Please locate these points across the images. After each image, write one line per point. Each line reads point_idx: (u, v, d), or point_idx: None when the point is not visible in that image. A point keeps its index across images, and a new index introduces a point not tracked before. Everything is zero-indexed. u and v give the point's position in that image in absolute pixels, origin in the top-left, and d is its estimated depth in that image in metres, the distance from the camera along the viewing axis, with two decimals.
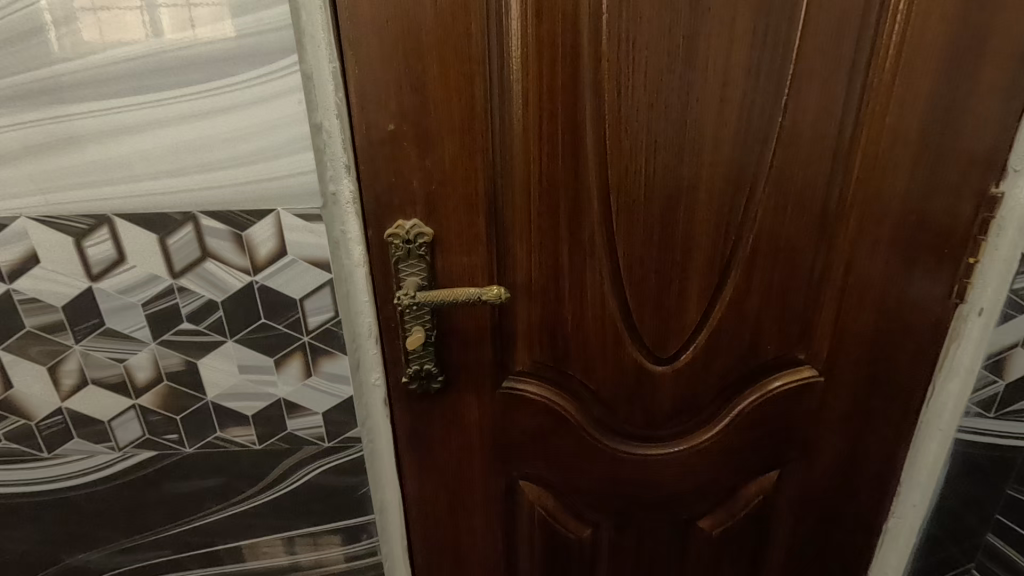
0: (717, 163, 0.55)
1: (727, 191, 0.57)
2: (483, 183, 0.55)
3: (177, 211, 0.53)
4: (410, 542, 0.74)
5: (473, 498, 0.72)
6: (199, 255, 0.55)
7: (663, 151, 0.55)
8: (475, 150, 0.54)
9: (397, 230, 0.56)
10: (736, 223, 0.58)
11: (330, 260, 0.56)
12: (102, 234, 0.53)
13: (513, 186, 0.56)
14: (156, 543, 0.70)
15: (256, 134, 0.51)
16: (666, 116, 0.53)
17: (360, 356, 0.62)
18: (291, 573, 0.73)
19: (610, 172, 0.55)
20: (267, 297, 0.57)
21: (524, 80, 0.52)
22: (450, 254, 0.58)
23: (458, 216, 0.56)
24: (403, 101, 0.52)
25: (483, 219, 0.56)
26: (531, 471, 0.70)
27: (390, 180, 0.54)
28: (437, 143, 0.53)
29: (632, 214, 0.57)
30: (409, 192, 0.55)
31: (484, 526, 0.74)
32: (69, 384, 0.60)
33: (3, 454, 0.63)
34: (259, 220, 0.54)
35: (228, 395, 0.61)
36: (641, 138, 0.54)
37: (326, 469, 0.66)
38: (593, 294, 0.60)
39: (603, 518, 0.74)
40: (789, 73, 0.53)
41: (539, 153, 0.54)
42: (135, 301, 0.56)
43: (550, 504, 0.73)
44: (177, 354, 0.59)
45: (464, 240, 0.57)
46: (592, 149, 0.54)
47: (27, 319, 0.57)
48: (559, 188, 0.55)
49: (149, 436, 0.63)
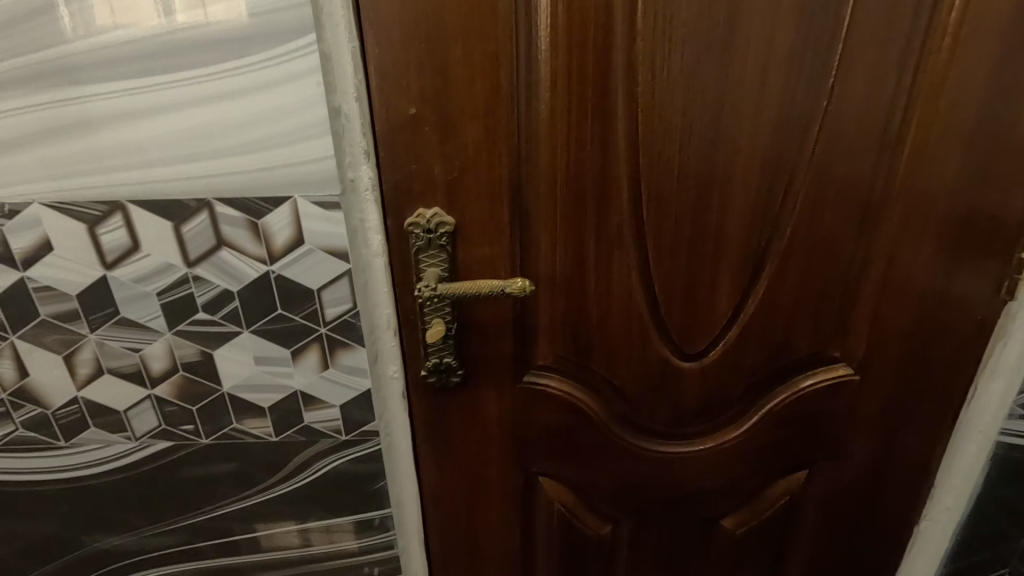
0: (755, 150, 0.52)
1: (764, 181, 0.54)
2: (507, 171, 0.53)
3: (192, 198, 0.51)
4: (426, 537, 0.73)
5: (491, 494, 0.70)
6: (214, 243, 0.53)
7: (698, 137, 0.52)
8: (500, 136, 0.51)
9: (417, 219, 0.54)
10: (772, 214, 0.55)
11: (349, 250, 0.54)
12: (115, 221, 0.52)
13: (539, 175, 0.53)
14: (173, 533, 0.69)
15: (273, 117, 0.49)
16: (703, 101, 0.50)
17: (377, 348, 0.60)
18: (307, 564, 0.73)
19: (641, 161, 0.52)
20: (284, 288, 0.55)
21: (553, 62, 0.49)
22: (471, 244, 0.56)
23: (480, 205, 0.54)
24: (426, 83, 0.49)
25: (507, 208, 0.54)
26: (551, 467, 0.69)
27: (410, 167, 0.52)
28: (460, 128, 0.51)
29: (663, 204, 0.54)
30: (430, 180, 0.53)
31: (501, 522, 0.72)
32: (85, 373, 0.59)
33: (20, 442, 0.63)
34: (275, 208, 0.52)
35: (244, 387, 0.60)
36: (675, 124, 0.51)
37: (343, 462, 0.65)
38: (620, 287, 0.58)
39: (623, 515, 0.72)
40: (837, 54, 0.49)
41: (567, 140, 0.52)
42: (150, 290, 0.55)
43: (569, 501, 0.72)
44: (193, 344, 0.58)
45: (487, 231, 0.55)
46: (623, 135, 0.52)
47: (42, 307, 0.56)
48: (587, 177, 0.53)
49: (164, 426, 0.63)
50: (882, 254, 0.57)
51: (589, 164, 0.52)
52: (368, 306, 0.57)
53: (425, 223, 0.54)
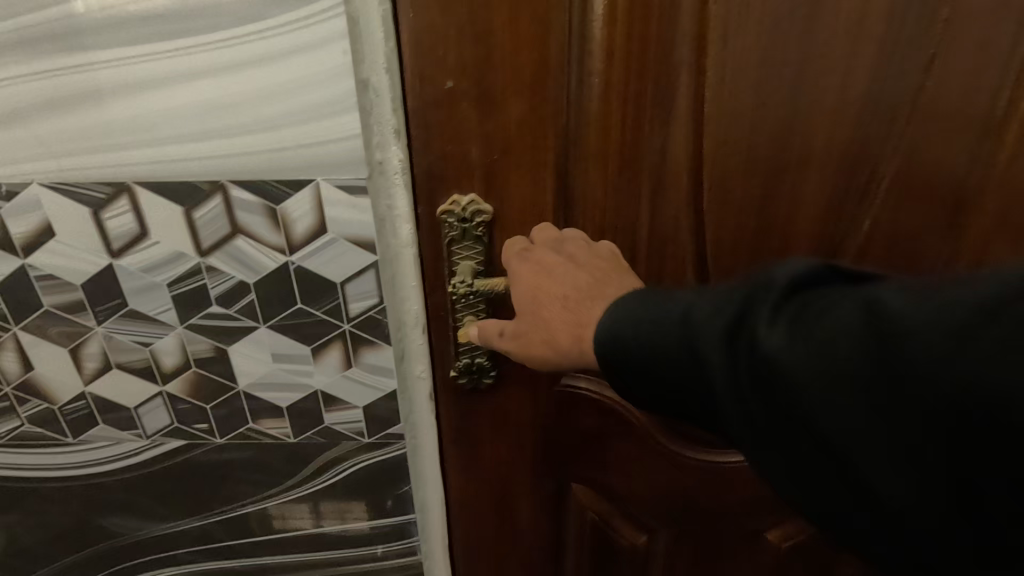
0: (835, 134, 0.46)
1: (843, 169, 0.47)
2: (553, 154, 0.47)
3: (204, 180, 0.46)
4: (450, 544, 0.69)
5: (521, 501, 0.66)
6: (228, 230, 0.48)
7: (772, 118, 0.45)
8: (547, 114, 0.46)
9: (451, 207, 0.49)
10: (848, 207, 0.49)
11: (376, 240, 0.49)
12: (121, 204, 0.47)
13: (588, 160, 0.48)
14: (189, 530, 0.67)
15: (293, 90, 0.43)
16: (781, 79, 0.44)
17: (404, 347, 0.55)
18: (327, 565, 0.70)
19: (705, 145, 0.47)
20: (304, 280, 0.50)
21: (610, 30, 0.43)
22: (511, 235, 0.50)
23: (522, 192, 0.49)
24: (465, 52, 0.43)
25: (551, 196, 0.49)
26: (585, 474, 0.64)
27: (446, 148, 0.47)
28: (502, 104, 0.45)
29: (726, 193, 0.48)
30: (467, 163, 0.47)
31: (531, 530, 0.68)
32: (92, 368, 0.55)
33: (27, 437, 0.60)
34: (295, 192, 0.47)
35: (261, 385, 0.56)
36: (746, 102, 0.45)
37: (365, 465, 0.61)
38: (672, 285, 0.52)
39: (661, 526, 0.67)
40: (945, 21, 0.42)
41: (622, 121, 0.46)
42: (160, 280, 0.50)
43: (604, 510, 0.67)
44: (206, 339, 0.53)
45: (528, 221, 0.50)
46: (686, 114, 0.45)
47: (45, 297, 0.51)
48: (642, 164, 0.47)
49: (177, 424, 0.59)
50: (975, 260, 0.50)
51: (646, 149, 0.47)
52: (395, 301, 0.52)
53: (460, 211, 0.49)
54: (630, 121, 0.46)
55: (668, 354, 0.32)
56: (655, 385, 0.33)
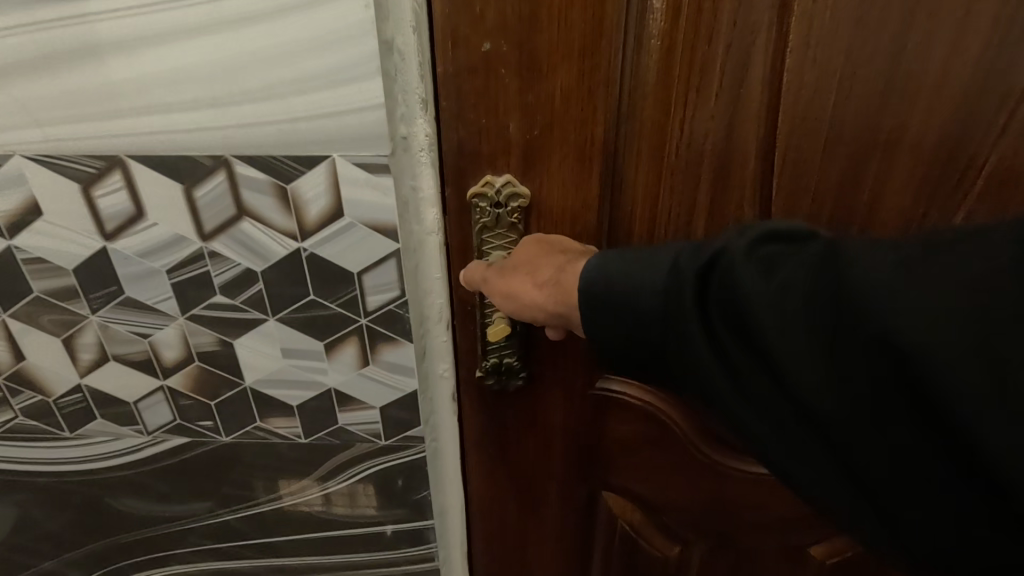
0: (936, 112, 0.39)
1: (940, 153, 0.40)
2: (602, 131, 0.41)
3: (205, 154, 0.41)
4: (470, 550, 0.65)
5: (546, 509, 0.61)
6: (233, 212, 0.43)
7: (860, 91, 0.39)
8: (597, 83, 0.39)
9: (483, 189, 0.43)
10: (941, 199, 0.42)
11: (398, 225, 0.43)
12: (114, 180, 0.42)
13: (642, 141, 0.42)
14: (195, 529, 0.63)
15: (306, 51, 0.37)
16: (876, 48, 0.37)
17: (426, 344, 0.50)
18: (339, 568, 0.66)
19: (778, 121, 0.40)
20: (318, 269, 0.45)
21: None
22: (549, 224, 0.45)
23: (564, 173, 0.43)
24: (506, 7, 0.37)
25: (597, 179, 0.43)
26: (618, 482, 0.59)
27: (480, 123, 0.41)
28: (546, 70, 0.39)
29: (797, 180, 0.42)
30: (503, 140, 0.41)
31: (556, 538, 0.64)
32: (88, 359, 0.51)
33: (21, 431, 0.56)
34: (308, 170, 0.41)
35: (270, 382, 0.51)
36: (831, 71, 0.38)
37: (381, 468, 0.57)
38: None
39: (696, 538, 0.63)
40: None
41: (684, 95, 0.40)
42: (159, 266, 0.45)
43: (636, 520, 0.62)
44: (210, 331, 0.49)
45: (570, 208, 0.44)
46: (760, 85, 0.39)
47: (34, 283, 0.47)
48: (705, 147, 0.41)
49: (180, 421, 0.54)
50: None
51: (710, 130, 0.41)
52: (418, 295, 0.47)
53: (494, 195, 0.43)
54: (693, 95, 0.39)
55: (636, 303, 0.35)
56: (629, 329, 0.35)
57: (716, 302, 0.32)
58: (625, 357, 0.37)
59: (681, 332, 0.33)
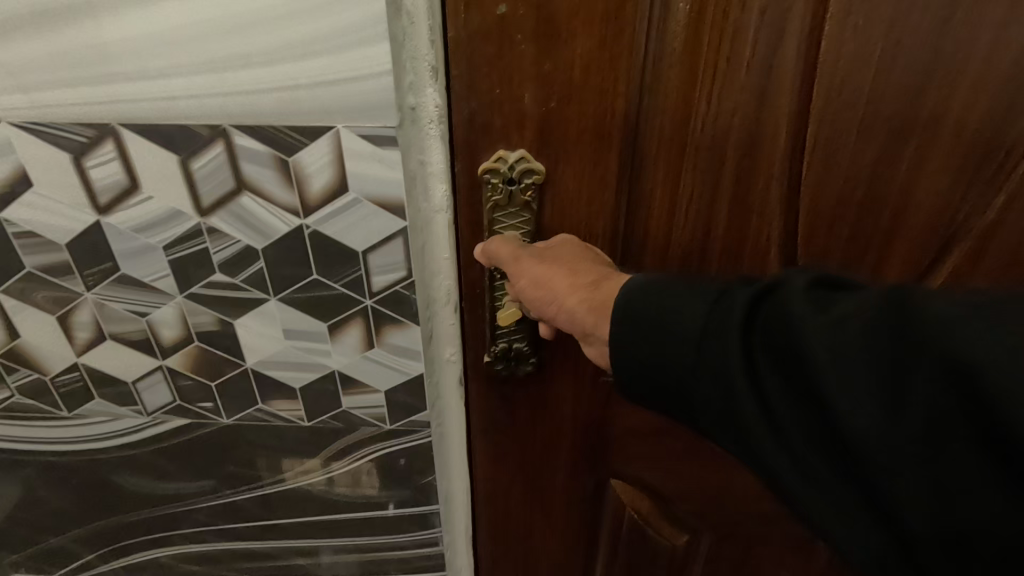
0: (984, 85, 0.36)
1: (985, 130, 0.38)
2: (623, 104, 0.38)
3: (202, 124, 0.38)
4: (473, 536, 0.64)
5: (553, 497, 0.60)
6: (232, 186, 0.41)
7: (903, 62, 0.36)
8: (619, 52, 0.37)
9: (496, 165, 0.40)
10: (983, 180, 0.40)
11: (406, 203, 0.41)
12: (107, 151, 0.40)
13: (665, 116, 0.39)
14: (198, 510, 0.62)
15: (310, 11, 0.35)
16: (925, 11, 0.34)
17: (433, 327, 0.48)
18: (343, 552, 0.65)
19: (813, 96, 0.38)
20: (321, 247, 0.43)
21: None
22: (566, 207, 0.43)
23: (582, 149, 0.40)
24: None
25: (617, 157, 0.40)
26: (627, 471, 0.58)
27: (493, 94, 0.38)
28: (565, 37, 0.36)
29: (830, 159, 0.40)
30: (518, 113, 0.39)
31: (561, 526, 0.63)
32: (85, 338, 0.49)
33: (19, 410, 0.54)
34: (311, 142, 0.39)
35: (272, 364, 0.50)
36: (873, 40, 0.36)
37: (386, 453, 0.55)
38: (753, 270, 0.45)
39: (705, 528, 0.61)
40: None
41: (715, 64, 0.37)
42: (156, 242, 0.44)
43: (644, 509, 0.61)
44: (209, 310, 0.47)
45: (588, 189, 0.42)
46: (794, 56, 0.36)
47: (27, 258, 0.45)
48: (734, 123, 0.39)
49: (180, 402, 0.53)
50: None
51: (740, 104, 0.38)
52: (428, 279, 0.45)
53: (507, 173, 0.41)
54: (724, 65, 0.37)
55: (676, 330, 0.31)
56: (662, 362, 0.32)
57: (767, 340, 0.29)
58: (649, 389, 0.33)
59: (722, 362, 0.30)
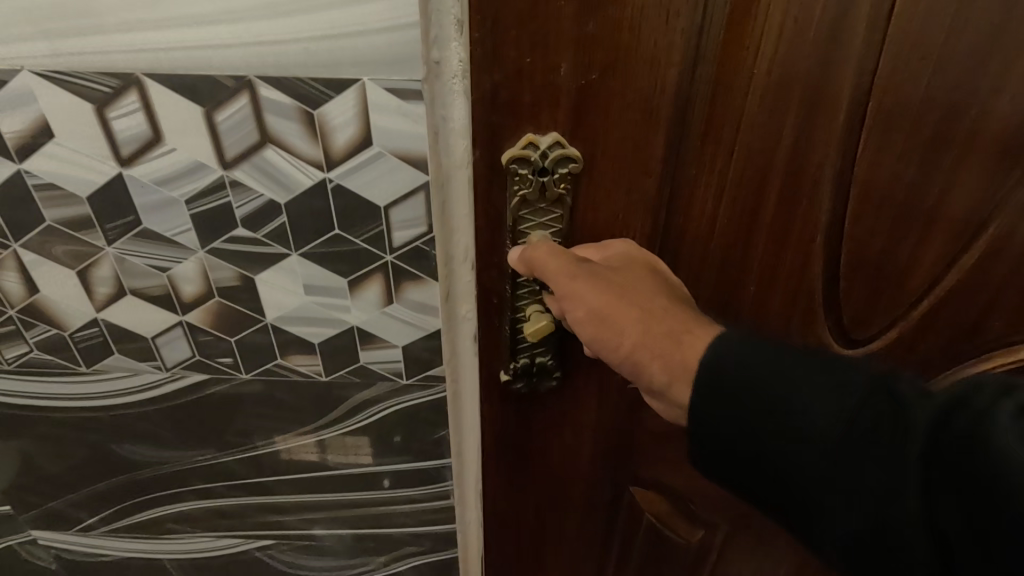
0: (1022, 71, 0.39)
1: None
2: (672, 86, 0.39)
3: (228, 75, 0.39)
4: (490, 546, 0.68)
5: (570, 503, 0.64)
6: (256, 138, 0.41)
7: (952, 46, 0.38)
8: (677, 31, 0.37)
9: (527, 155, 0.41)
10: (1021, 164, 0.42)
11: (429, 158, 0.42)
12: (131, 101, 0.40)
13: (719, 102, 0.40)
14: (213, 466, 0.64)
15: None
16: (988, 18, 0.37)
17: (450, 286, 0.49)
18: (355, 507, 0.67)
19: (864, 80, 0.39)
20: (343, 202, 0.44)
21: None
22: (598, 184, 0.44)
23: (627, 128, 0.41)
24: None
25: (663, 137, 0.42)
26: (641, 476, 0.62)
27: (522, 62, 0.38)
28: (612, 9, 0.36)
29: (879, 140, 0.41)
30: (553, 86, 0.39)
31: (578, 531, 0.67)
32: (104, 293, 0.50)
33: (36, 365, 0.55)
34: (337, 95, 0.39)
35: (292, 319, 0.51)
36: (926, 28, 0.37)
37: (402, 407, 0.57)
38: (795, 249, 0.47)
39: (719, 522, 0.66)
40: None
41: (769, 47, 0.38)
42: (178, 195, 0.44)
43: (657, 510, 0.65)
44: (230, 265, 0.48)
45: (622, 171, 0.43)
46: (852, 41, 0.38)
47: (47, 211, 0.45)
48: (788, 113, 0.40)
49: (199, 358, 0.54)
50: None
51: (792, 93, 0.40)
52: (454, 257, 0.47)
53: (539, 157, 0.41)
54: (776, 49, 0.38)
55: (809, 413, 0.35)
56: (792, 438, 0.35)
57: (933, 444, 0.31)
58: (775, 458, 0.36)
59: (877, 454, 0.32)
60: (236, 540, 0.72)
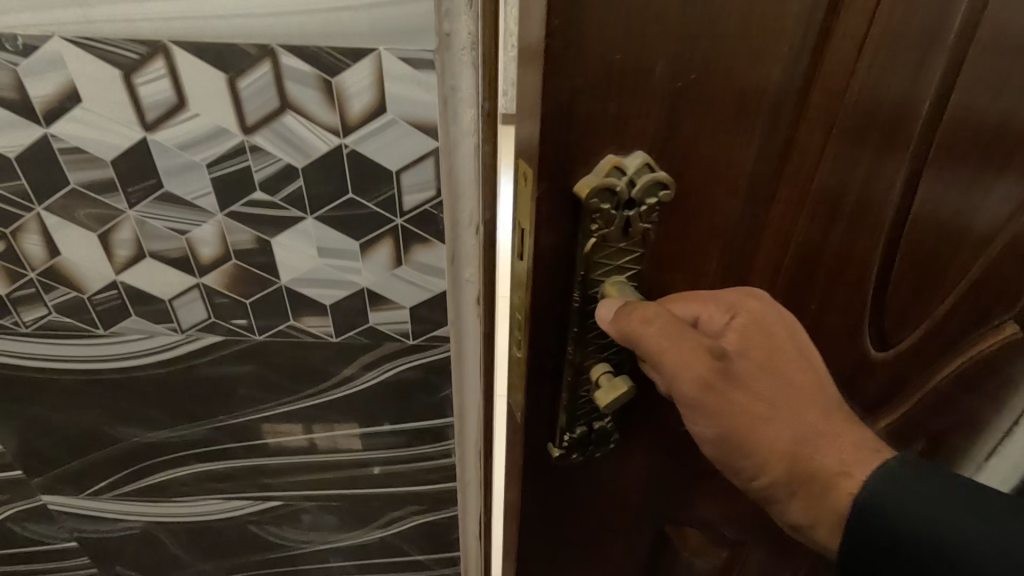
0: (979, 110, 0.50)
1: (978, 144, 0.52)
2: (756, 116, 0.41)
3: (251, 43, 0.41)
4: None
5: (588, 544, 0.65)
6: (276, 105, 0.44)
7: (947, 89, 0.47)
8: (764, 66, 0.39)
9: (616, 191, 0.40)
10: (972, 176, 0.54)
11: (439, 125, 0.45)
12: (157, 68, 0.42)
13: (804, 133, 0.44)
14: (224, 428, 0.66)
15: None
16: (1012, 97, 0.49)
17: (456, 248, 0.52)
18: (360, 467, 0.71)
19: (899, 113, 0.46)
20: (357, 166, 0.47)
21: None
22: (673, 206, 0.44)
23: (709, 151, 0.42)
24: None
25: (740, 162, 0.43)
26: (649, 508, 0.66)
27: (614, 73, 0.37)
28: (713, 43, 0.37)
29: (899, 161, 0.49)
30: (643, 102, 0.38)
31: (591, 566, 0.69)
32: (124, 256, 0.52)
33: (54, 327, 0.57)
34: (354, 63, 0.42)
35: (305, 281, 0.54)
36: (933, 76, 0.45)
37: (409, 367, 0.61)
38: (832, 256, 0.52)
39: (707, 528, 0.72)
40: None
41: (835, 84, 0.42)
42: (200, 160, 0.46)
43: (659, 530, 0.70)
44: (247, 228, 0.50)
45: (695, 193, 0.44)
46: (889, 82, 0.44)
47: (72, 174, 0.47)
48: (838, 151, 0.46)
49: (214, 320, 0.57)
50: (978, 296, 0.66)
51: (873, 129, 0.46)
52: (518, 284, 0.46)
53: (625, 181, 0.40)
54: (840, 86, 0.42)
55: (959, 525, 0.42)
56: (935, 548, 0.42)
57: None
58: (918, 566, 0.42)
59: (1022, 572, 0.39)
60: (245, 501, 0.75)
